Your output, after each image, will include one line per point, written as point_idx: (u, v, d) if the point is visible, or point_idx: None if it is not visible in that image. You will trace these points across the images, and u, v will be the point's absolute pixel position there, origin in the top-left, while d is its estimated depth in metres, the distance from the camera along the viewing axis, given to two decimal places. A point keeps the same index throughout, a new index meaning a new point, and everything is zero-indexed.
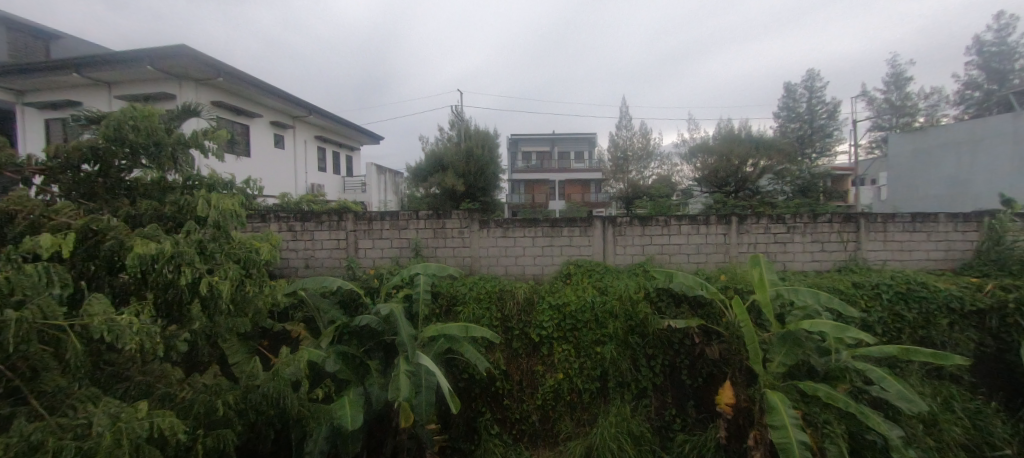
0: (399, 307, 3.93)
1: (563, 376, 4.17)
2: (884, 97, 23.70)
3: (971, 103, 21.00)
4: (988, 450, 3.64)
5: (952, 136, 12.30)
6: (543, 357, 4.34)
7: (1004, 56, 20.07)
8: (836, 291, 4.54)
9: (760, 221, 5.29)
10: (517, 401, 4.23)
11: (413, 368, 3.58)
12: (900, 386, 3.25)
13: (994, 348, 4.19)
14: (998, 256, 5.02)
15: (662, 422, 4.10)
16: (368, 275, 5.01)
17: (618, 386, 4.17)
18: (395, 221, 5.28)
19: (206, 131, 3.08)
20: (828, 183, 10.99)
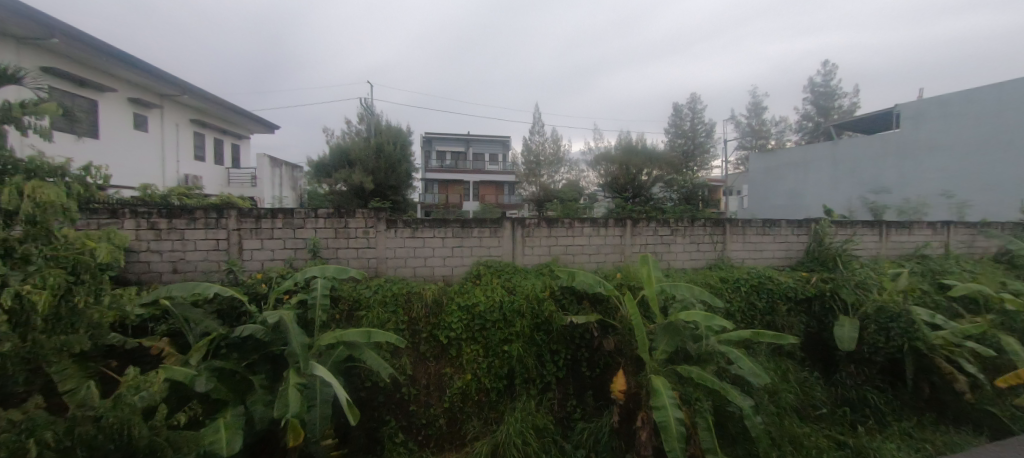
0: (292, 315, 3.54)
1: (471, 377, 4.09)
2: (746, 121, 28.31)
3: (805, 132, 26.15)
4: (812, 411, 4.54)
5: (793, 160, 15.40)
6: (452, 359, 4.23)
7: (827, 96, 25.45)
8: (708, 285, 5.27)
9: (650, 224, 5.91)
10: (424, 406, 4.03)
11: (305, 381, 3.24)
12: (752, 364, 3.72)
13: (816, 327, 5.23)
14: (820, 254, 6.31)
15: (562, 413, 4.18)
16: (255, 280, 4.43)
17: (523, 382, 4.18)
18: (289, 219, 4.77)
19: (28, 103, 2.45)
20: (705, 192, 12.71)
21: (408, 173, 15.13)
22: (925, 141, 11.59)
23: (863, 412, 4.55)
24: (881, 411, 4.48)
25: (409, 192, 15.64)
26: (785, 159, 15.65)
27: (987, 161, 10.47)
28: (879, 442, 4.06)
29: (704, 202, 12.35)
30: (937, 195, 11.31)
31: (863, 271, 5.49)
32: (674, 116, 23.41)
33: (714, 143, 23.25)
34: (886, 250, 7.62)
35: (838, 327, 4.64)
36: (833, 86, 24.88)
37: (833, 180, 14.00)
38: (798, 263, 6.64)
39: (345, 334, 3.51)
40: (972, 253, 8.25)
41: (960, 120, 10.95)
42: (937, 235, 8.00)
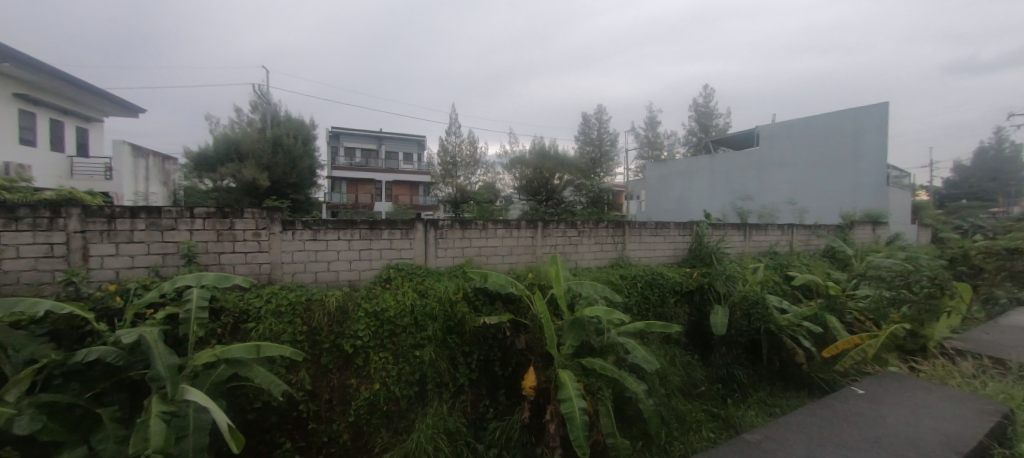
0: (156, 332, 2.78)
1: (380, 386, 3.45)
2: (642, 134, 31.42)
3: (689, 145, 29.91)
4: (693, 389, 5.13)
5: (679, 169, 19.88)
6: (359, 370, 3.52)
7: (706, 116, 29.58)
8: (608, 282, 5.73)
9: (559, 227, 6.22)
10: (325, 423, 3.31)
11: (175, 409, 2.47)
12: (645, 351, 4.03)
13: (695, 316, 5.98)
14: (700, 252, 7.25)
15: (475, 414, 3.81)
16: (104, 293, 3.41)
17: (436, 387, 3.66)
18: (153, 219, 3.73)
19: None
20: (610, 197, 13.78)
21: (310, 170, 13.97)
22: (776, 159, 16.65)
23: (731, 387, 5.32)
24: (745, 384, 5.26)
25: (311, 190, 14.41)
26: (675, 169, 20.03)
27: (811, 176, 15.73)
28: (744, 411, 4.77)
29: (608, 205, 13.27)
30: (784, 199, 16.42)
31: (732, 266, 6.44)
32: (584, 125, 25.02)
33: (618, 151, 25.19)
34: (749, 248, 9.02)
35: (713, 316, 5.35)
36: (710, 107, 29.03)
37: (712, 186, 18.74)
38: (683, 260, 7.53)
39: (228, 350, 2.80)
40: (808, 249, 10.15)
41: (794, 143, 16.17)
42: (784, 235, 9.69)
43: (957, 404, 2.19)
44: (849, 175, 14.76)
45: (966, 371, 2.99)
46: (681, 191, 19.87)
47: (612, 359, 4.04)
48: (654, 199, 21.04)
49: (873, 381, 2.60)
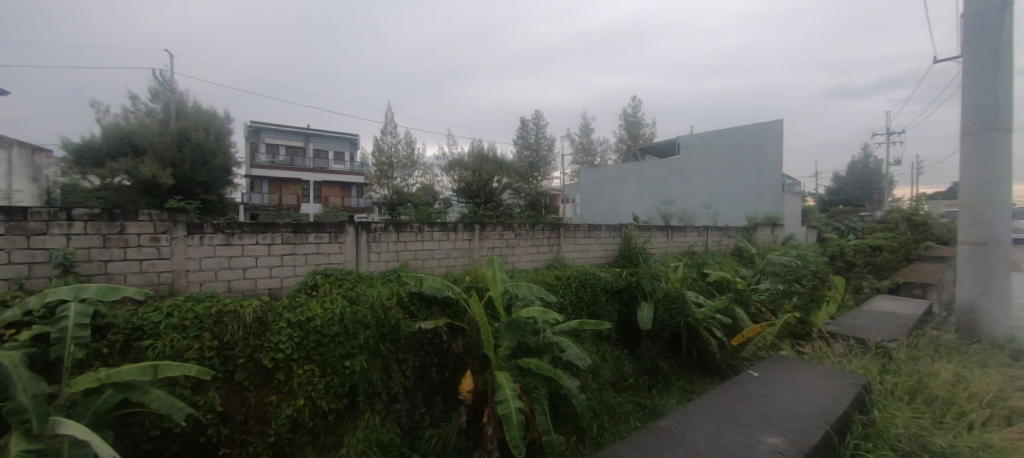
0: (19, 357, 2.35)
1: (304, 401, 3.19)
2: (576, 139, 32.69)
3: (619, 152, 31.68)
4: (623, 382, 5.38)
5: (611, 174, 21.02)
6: (280, 386, 3.21)
7: (634, 125, 31.52)
8: (544, 283, 5.87)
9: (496, 230, 6.22)
10: (239, 447, 2.99)
11: (42, 447, 2.10)
12: (577, 348, 4.15)
13: (624, 313, 6.32)
14: (629, 253, 7.69)
15: (411, 422, 3.66)
16: None
17: (368, 398, 3.48)
18: (17, 222, 3.09)
19: None
20: (547, 200, 14.17)
21: (225, 168, 12.70)
22: (694, 167, 18.21)
23: (656, 378, 5.68)
24: (667, 374, 5.68)
25: (225, 189, 13.15)
26: (606, 175, 21.22)
27: (722, 183, 17.38)
28: (666, 399, 5.14)
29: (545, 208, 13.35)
30: (701, 204, 17.98)
31: (657, 266, 6.91)
32: (523, 130, 25.27)
33: (554, 156, 25.86)
34: (671, 247, 9.74)
35: (640, 312, 5.69)
36: (638, 117, 30.99)
37: (640, 191, 20.04)
38: (614, 260, 7.94)
39: (117, 372, 2.44)
40: (721, 249, 11.19)
41: (708, 153, 17.81)
42: (701, 236, 10.61)
43: (830, 379, 2.57)
44: (753, 183, 16.51)
45: (840, 350, 3.50)
46: (610, 196, 21.10)
47: (548, 359, 4.07)
48: (586, 203, 22.11)
49: (768, 364, 2.95)
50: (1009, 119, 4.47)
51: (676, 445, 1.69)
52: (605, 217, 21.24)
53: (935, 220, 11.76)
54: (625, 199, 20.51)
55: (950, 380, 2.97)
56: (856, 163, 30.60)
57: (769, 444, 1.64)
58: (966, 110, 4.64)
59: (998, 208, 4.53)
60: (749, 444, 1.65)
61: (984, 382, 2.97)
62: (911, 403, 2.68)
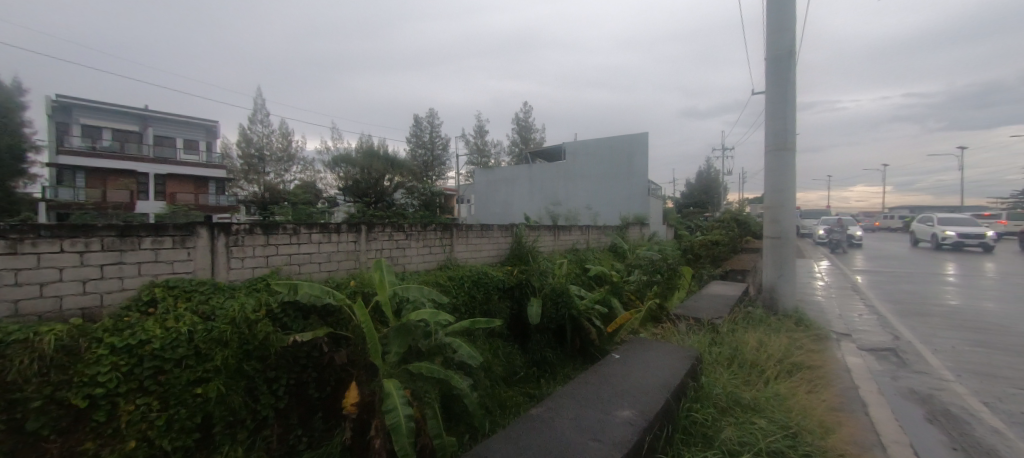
0: None
1: (138, 442, 2.45)
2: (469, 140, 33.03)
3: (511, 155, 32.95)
4: (514, 376, 5.57)
5: (504, 175, 21.91)
6: (98, 430, 2.42)
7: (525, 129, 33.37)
8: (437, 285, 5.74)
9: (385, 231, 5.81)
10: None
11: None
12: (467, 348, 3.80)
13: (516, 309, 6.53)
14: (519, 253, 8.04)
15: (284, 450, 3.06)
16: None
17: (227, 426, 2.79)
18: None
19: None
20: (442, 200, 14.11)
21: (13, 154, 10.14)
22: (578, 172, 19.97)
23: (544, 369, 6.00)
24: (554, 364, 6.01)
25: (19, 182, 10.32)
26: (501, 175, 22.05)
27: (602, 187, 19.45)
28: (552, 387, 5.47)
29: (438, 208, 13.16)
30: (583, 205, 19.81)
31: (544, 263, 7.31)
32: (415, 127, 24.46)
33: (448, 155, 25.45)
34: (558, 245, 10.43)
35: (530, 308, 5.97)
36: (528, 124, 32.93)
37: (531, 192, 21.26)
38: (505, 259, 8.20)
39: None
40: (600, 245, 12.35)
41: (591, 158, 19.71)
42: (583, 234, 11.57)
43: (669, 353, 3.06)
44: (625, 188, 18.89)
45: (682, 329, 4.17)
46: (504, 196, 21.97)
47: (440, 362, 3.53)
48: (481, 203, 22.64)
49: (630, 345, 3.34)
50: (794, 142, 5.73)
51: (544, 428, 1.82)
52: (498, 217, 22.03)
53: (754, 220, 14.63)
54: (518, 201, 21.58)
55: (756, 345, 3.76)
56: (702, 172, 36.43)
57: (622, 417, 1.86)
58: (769, 133, 5.81)
59: (789, 208, 5.78)
60: (605, 419, 1.86)
61: (776, 346, 3.83)
62: (731, 366, 3.31)
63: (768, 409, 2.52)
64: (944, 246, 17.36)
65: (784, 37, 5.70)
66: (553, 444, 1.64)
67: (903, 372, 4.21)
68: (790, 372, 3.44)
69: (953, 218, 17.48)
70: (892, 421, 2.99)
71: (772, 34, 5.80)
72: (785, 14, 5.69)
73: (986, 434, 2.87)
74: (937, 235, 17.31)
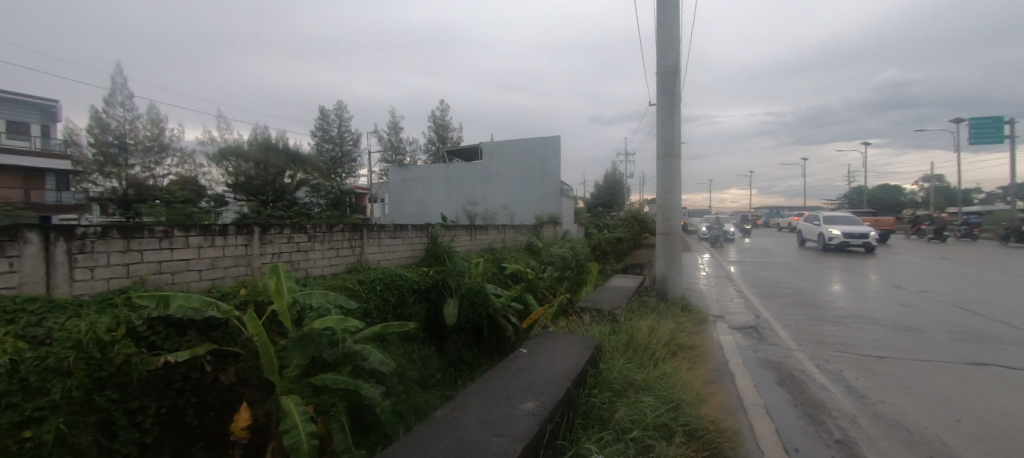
0: None
1: None
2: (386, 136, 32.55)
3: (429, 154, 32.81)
4: (430, 379, 5.37)
5: (420, 174, 21.63)
6: None
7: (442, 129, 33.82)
8: (346, 289, 5.31)
9: (284, 232, 5.25)
10: None
11: None
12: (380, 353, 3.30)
13: (433, 311, 6.35)
14: (435, 253, 7.90)
15: None
16: None
17: None
18: None
19: None
20: (352, 199, 13.31)
21: None
22: (496, 172, 20.47)
23: (461, 369, 5.88)
24: (471, 364, 5.91)
25: None
26: (417, 174, 21.65)
27: (519, 188, 20.16)
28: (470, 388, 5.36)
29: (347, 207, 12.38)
30: (500, 205, 20.26)
31: (460, 262, 7.25)
32: (321, 120, 22.73)
33: (358, 152, 24.12)
34: (474, 245, 10.44)
35: (445, 308, 5.88)
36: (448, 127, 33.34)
37: (448, 192, 21.22)
38: (420, 259, 8.03)
39: None
40: (516, 244, 12.64)
41: (506, 160, 20.28)
42: (499, 234, 11.74)
43: (574, 345, 3.21)
44: (540, 188, 19.83)
45: (586, 320, 4.45)
46: (420, 195, 21.61)
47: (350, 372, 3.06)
48: (396, 202, 21.99)
49: (535, 340, 3.46)
50: (679, 149, 6.44)
51: (451, 428, 1.83)
52: (413, 218, 21.57)
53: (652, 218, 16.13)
54: (434, 201, 21.37)
55: (647, 331, 4.16)
56: (609, 175, 39.20)
57: (526, 409, 1.94)
58: (660, 139, 6.44)
59: (676, 208, 6.49)
60: (510, 413, 1.92)
61: (665, 331, 4.27)
62: (627, 351, 3.63)
63: (655, 388, 2.81)
64: (830, 246, 17.37)
65: (671, 55, 6.37)
66: (455, 443, 1.67)
67: (762, 345, 4.97)
68: (676, 353, 3.88)
69: (838, 217, 17.40)
70: (751, 388, 3.56)
71: (661, 51, 6.43)
72: (672, 34, 6.34)
73: (817, 391, 3.55)
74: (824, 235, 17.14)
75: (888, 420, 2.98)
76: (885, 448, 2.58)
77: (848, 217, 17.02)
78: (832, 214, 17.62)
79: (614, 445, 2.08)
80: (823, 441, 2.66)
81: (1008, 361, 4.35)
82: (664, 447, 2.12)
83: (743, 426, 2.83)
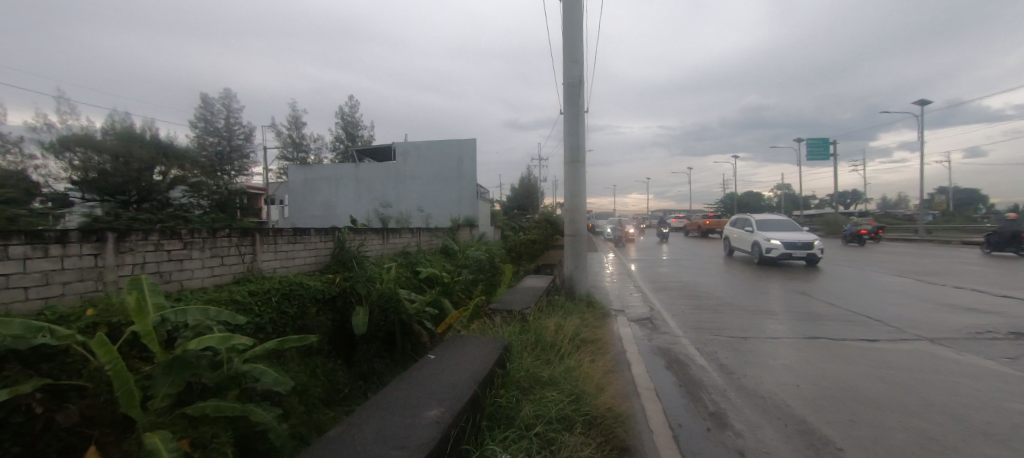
0: None
1: None
2: (287, 132, 30.34)
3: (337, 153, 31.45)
4: (336, 395, 4.84)
5: (325, 174, 20.32)
6: None
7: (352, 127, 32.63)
8: (232, 302, 4.65)
9: (148, 240, 4.44)
10: None
11: None
12: (276, 371, 2.83)
13: (340, 321, 5.85)
14: (342, 259, 7.40)
15: None
16: None
17: None
18: None
19: None
20: (243, 200, 11.94)
21: None
22: (409, 173, 19.96)
23: (372, 381, 5.37)
24: (383, 376, 5.41)
25: None
26: (322, 174, 20.30)
27: (433, 190, 19.92)
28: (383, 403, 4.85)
29: (237, 209, 11.12)
30: (415, 207, 19.79)
31: (371, 268, 6.83)
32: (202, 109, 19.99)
33: (251, 147, 21.77)
34: (386, 249, 10.00)
35: (354, 317, 5.29)
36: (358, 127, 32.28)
37: (357, 193, 20.12)
38: (325, 266, 7.47)
39: None
40: (430, 247, 12.35)
41: (421, 161, 19.91)
42: (413, 237, 11.42)
43: (482, 347, 3.22)
44: (455, 191, 19.77)
45: (496, 322, 4.50)
46: (326, 196, 20.29)
47: (237, 397, 2.47)
48: (298, 203, 20.41)
49: (444, 344, 3.39)
50: (584, 156, 6.85)
51: (347, 446, 1.70)
52: (318, 221, 20.16)
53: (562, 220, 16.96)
54: (342, 202, 20.17)
55: (554, 328, 4.35)
56: (522, 179, 40.40)
57: (429, 418, 1.88)
58: (566, 147, 6.80)
59: (581, 211, 6.88)
60: (412, 423, 1.85)
61: (570, 327, 4.49)
62: (533, 348, 3.75)
63: (558, 380, 2.95)
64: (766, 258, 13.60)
65: (576, 67, 6.75)
66: None
67: (655, 334, 5.48)
68: (580, 348, 4.11)
69: (767, 221, 14.51)
70: (644, 373, 3.92)
71: (566, 63, 6.78)
72: (576, 48, 6.71)
73: (697, 371, 4.00)
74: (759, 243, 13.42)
75: (749, 391, 3.48)
76: (747, 415, 3.00)
77: (781, 221, 14.07)
78: (761, 218, 14.70)
79: (519, 442, 2.12)
80: (700, 415, 3.02)
81: (835, 334, 5.35)
82: (566, 438, 2.24)
83: (636, 409, 3.09)
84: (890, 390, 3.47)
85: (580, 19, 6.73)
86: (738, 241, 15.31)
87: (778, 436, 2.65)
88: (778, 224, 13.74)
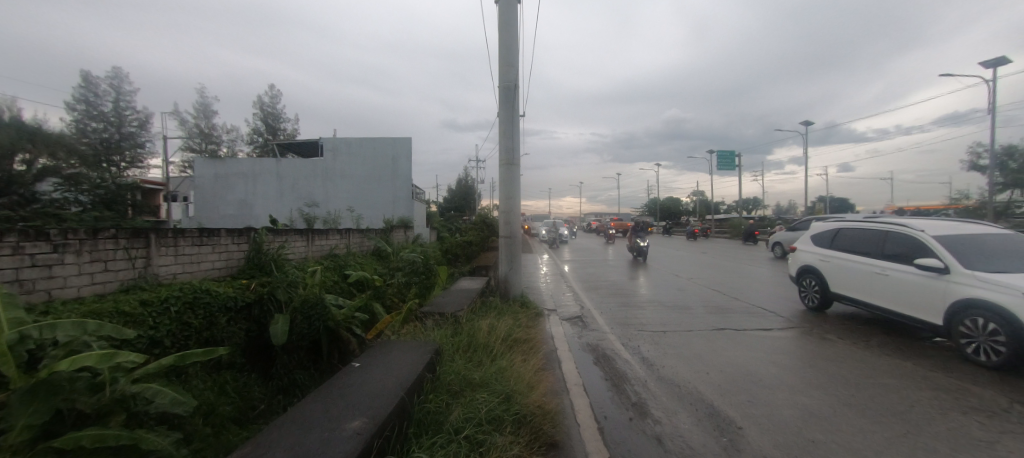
0: None
1: None
2: (194, 122, 27.53)
3: (255, 146, 29.19)
4: (250, 412, 4.40)
5: (240, 169, 18.66)
6: None
7: (273, 117, 30.42)
8: (119, 315, 4.05)
9: (2, 242, 3.72)
10: None
11: None
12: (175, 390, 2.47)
13: (255, 331, 5.34)
14: (259, 263, 6.82)
15: None
16: None
17: None
18: None
19: None
20: (137, 196, 10.56)
21: None
22: (338, 171, 18.94)
23: (293, 395, 4.95)
24: (305, 389, 4.99)
25: None
26: (237, 169, 18.61)
27: (364, 189, 19.07)
28: None
29: (131, 207, 9.86)
30: (345, 207, 18.86)
31: (293, 272, 6.34)
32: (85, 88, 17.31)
33: (148, 136, 19.29)
34: (312, 252, 9.37)
35: (271, 326, 4.82)
36: (279, 119, 30.15)
37: (278, 191, 18.71)
38: (238, 271, 6.81)
39: None
40: (360, 250, 11.77)
41: (352, 159, 18.98)
42: (343, 239, 10.83)
43: (415, 352, 3.11)
44: (388, 191, 19.08)
45: (429, 325, 4.39)
46: (242, 194, 18.65)
47: (122, 423, 2.10)
48: (208, 201, 18.53)
49: (374, 350, 3.23)
50: (519, 159, 6.92)
51: None
52: (232, 221, 18.45)
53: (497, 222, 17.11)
54: (261, 201, 18.68)
55: (488, 329, 4.34)
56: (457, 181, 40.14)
57: (351, 430, 1.77)
58: (502, 149, 6.83)
59: (517, 213, 6.97)
60: (333, 437, 1.73)
61: (504, 328, 4.52)
62: (466, 350, 3.71)
63: (490, 382, 2.93)
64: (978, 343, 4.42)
65: (512, 72, 6.82)
66: None
67: (584, 331, 5.70)
68: (512, 348, 4.15)
69: (981, 239, 4.77)
70: (574, 369, 4.05)
71: (502, 67, 6.81)
72: (511, 52, 6.77)
73: (621, 365, 4.21)
74: (963, 302, 4.30)
75: (668, 381, 3.73)
76: (663, 403, 3.22)
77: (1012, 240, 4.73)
78: (945, 228, 5.13)
79: (448, 448, 2.06)
80: (624, 406, 3.18)
81: (740, 325, 5.93)
82: (496, 438, 2.23)
83: (565, 404, 3.18)
84: (785, 373, 3.90)
85: (516, 25, 6.82)
86: (839, 283, 6.11)
87: (691, 421, 2.87)
88: (997, 245, 4.68)
